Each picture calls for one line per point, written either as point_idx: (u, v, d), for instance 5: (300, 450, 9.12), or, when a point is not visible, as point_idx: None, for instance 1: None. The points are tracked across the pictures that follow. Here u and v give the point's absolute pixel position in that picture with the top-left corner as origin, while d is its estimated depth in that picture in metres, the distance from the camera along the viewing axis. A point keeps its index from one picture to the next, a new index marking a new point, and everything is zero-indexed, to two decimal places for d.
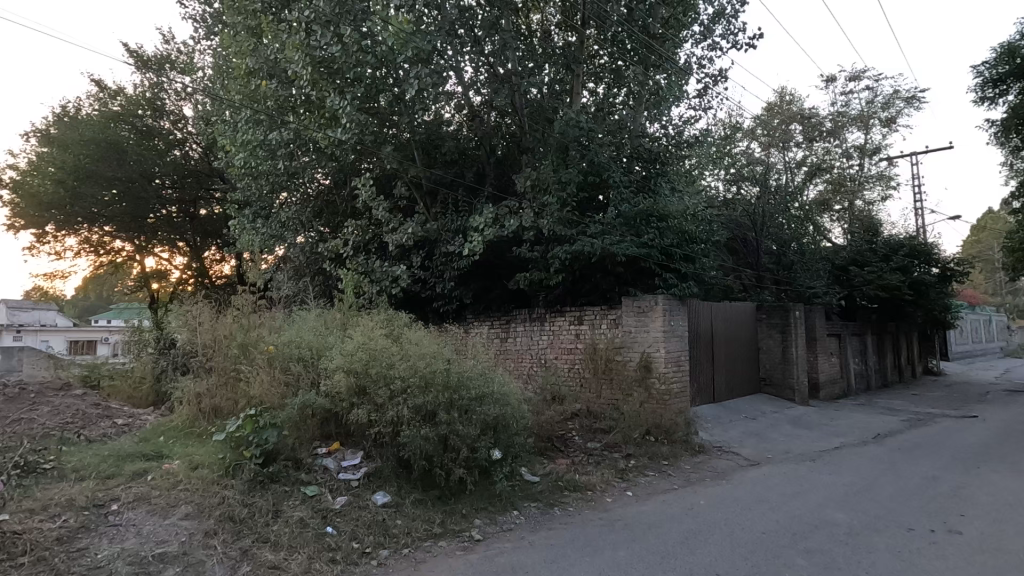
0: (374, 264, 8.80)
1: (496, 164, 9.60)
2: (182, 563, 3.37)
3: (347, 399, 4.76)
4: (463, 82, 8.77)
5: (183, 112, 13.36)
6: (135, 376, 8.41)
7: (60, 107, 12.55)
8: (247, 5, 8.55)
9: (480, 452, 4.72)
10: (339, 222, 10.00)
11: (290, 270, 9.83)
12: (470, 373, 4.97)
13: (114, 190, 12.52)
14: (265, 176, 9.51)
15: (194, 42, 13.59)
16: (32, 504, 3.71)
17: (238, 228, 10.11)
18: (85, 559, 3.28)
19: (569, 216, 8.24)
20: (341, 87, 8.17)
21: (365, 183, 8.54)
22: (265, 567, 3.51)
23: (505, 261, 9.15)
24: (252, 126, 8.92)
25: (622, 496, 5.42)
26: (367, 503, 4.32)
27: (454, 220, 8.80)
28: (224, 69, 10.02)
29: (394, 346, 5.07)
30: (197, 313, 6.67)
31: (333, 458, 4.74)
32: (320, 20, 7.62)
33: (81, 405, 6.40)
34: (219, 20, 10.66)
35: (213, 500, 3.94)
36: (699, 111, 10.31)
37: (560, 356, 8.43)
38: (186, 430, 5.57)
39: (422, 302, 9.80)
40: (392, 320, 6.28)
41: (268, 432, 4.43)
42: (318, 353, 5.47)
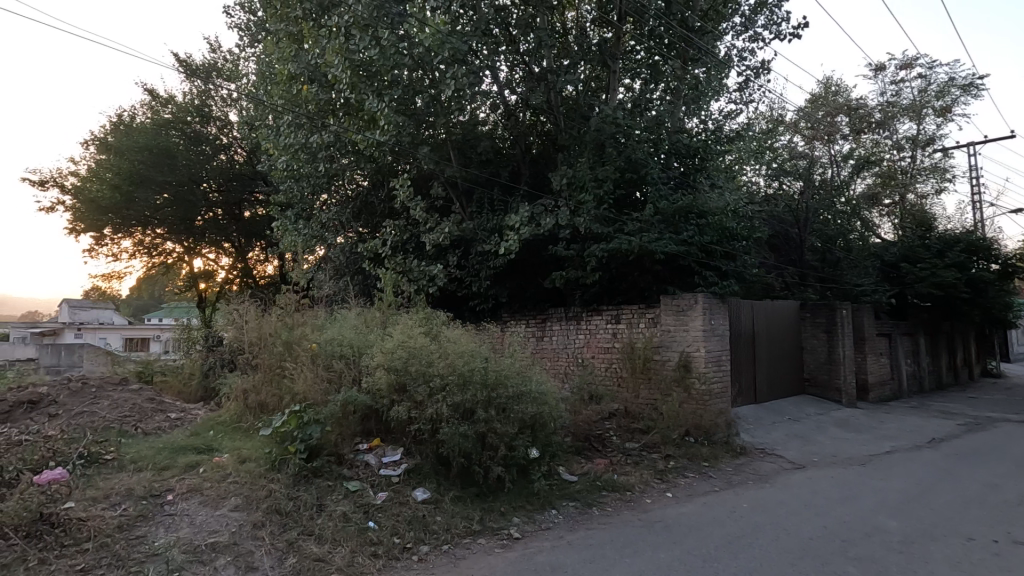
0: (412, 263, 8.91)
1: (532, 162, 9.60)
2: (233, 553, 3.49)
3: (387, 396, 4.84)
4: (499, 82, 8.82)
5: (228, 118, 13.84)
6: (186, 372, 8.78)
7: (116, 116, 13.18)
8: (289, 12, 8.78)
9: (518, 450, 4.74)
10: (377, 222, 10.17)
11: (330, 270, 10.05)
12: (508, 371, 4.98)
13: (165, 194, 13.08)
14: (306, 179, 9.76)
15: (238, 50, 14.05)
16: (95, 493, 3.91)
17: (281, 229, 10.42)
18: (144, 546, 3.43)
19: (605, 214, 8.15)
20: (379, 89, 8.24)
21: (403, 184, 8.64)
22: (310, 559, 3.60)
23: (541, 260, 9.13)
24: (294, 129, 9.15)
25: (662, 498, 5.34)
26: (408, 499, 4.38)
27: (490, 219, 8.83)
28: (267, 75, 10.33)
29: (433, 344, 5.12)
30: (243, 313, 6.90)
31: (374, 454, 4.81)
32: (359, 24, 7.83)
33: (137, 399, 6.71)
34: (263, 27, 11.00)
35: (261, 493, 4.07)
36: (741, 105, 10.07)
37: (597, 355, 8.37)
38: (235, 425, 5.79)
39: (458, 301, 9.87)
40: (431, 319, 6.34)
41: (312, 427, 4.56)
42: (359, 351, 5.57)
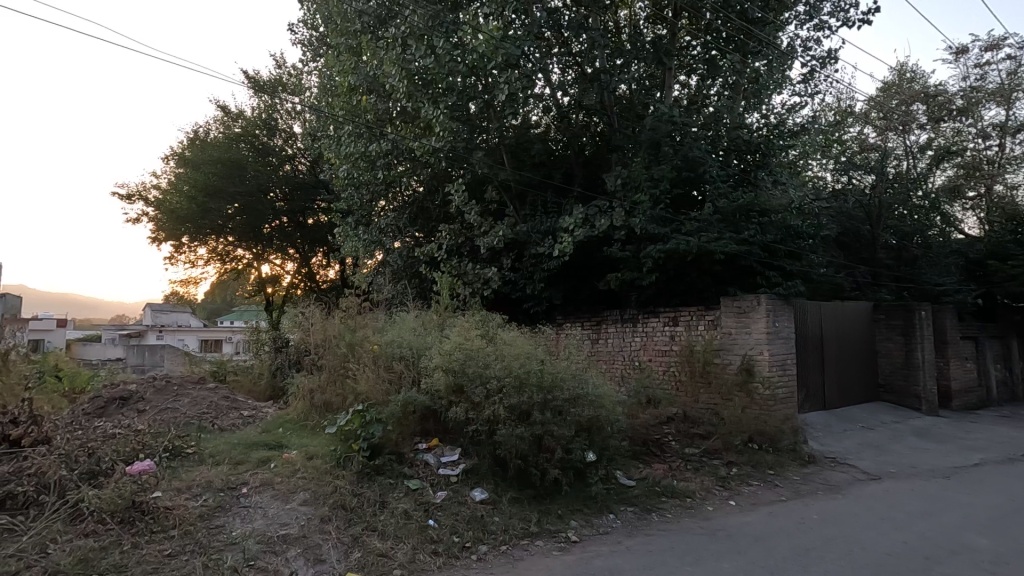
0: (467, 266, 9.01)
1: (585, 164, 9.54)
2: (302, 545, 3.65)
3: (446, 397, 4.93)
4: (551, 84, 8.81)
5: (293, 130, 14.52)
6: (256, 372, 9.28)
7: (192, 132, 14.10)
8: (349, 26, 9.07)
9: (575, 453, 4.73)
10: (433, 226, 10.38)
11: (389, 274, 10.35)
12: (564, 374, 4.96)
13: (236, 204, 13.88)
14: (366, 186, 10.09)
15: (302, 65, 14.73)
16: (179, 484, 4.21)
17: (342, 235, 10.83)
18: (222, 536, 3.63)
19: (662, 214, 7.99)
20: (435, 96, 8.41)
21: (458, 188, 8.77)
22: (374, 554, 3.71)
23: (595, 262, 9.06)
24: (354, 139, 9.51)
25: (724, 505, 5.17)
26: (466, 498, 4.45)
27: (543, 221, 8.84)
28: (329, 88, 10.78)
29: (490, 346, 5.17)
30: (309, 316, 7.23)
31: (433, 454, 4.92)
32: (414, 35, 8.14)
33: (213, 397, 7.15)
34: (324, 42, 11.49)
35: (327, 489, 4.25)
36: (805, 97, 9.62)
37: (654, 358, 8.22)
38: (302, 423, 6.08)
39: (512, 304, 9.90)
40: (487, 321, 6.40)
41: (374, 426, 4.69)
42: (418, 352, 5.71)
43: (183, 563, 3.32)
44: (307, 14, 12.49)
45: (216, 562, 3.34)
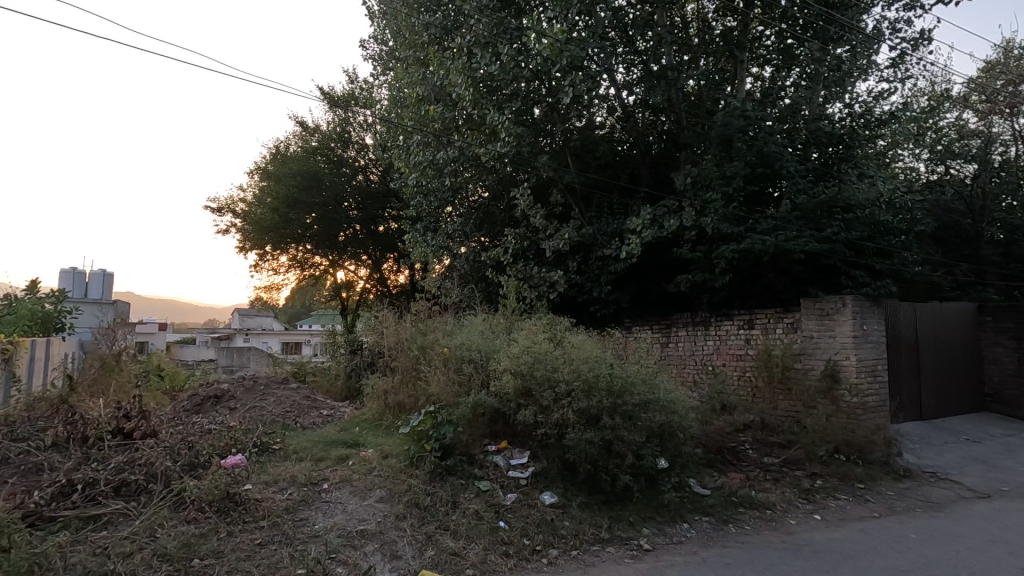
0: (533, 270, 8.99)
1: (652, 163, 9.34)
2: (379, 541, 3.78)
3: (515, 400, 4.96)
4: (615, 84, 8.68)
5: (364, 141, 15.13)
6: (333, 373, 9.75)
7: (274, 147, 15.02)
8: (417, 40, 9.51)
9: (646, 459, 4.62)
10: (498, 231, 10.47)
11: (456, 278, 10.54)
12: (634, 377, 4.87)
13: (313, 214, 14.66)
14: (434, 193, 10.35)
15: (372, 79, 15.34)
16: (267, 478, 4.49)
17: (412, 241, 11.17)
18: (305, 529, 3.83)
19: (735, 212, 7.67)
20: (500, 102, 8.49)
21: (523, 192, 8.82)
22: (447, 553, 3.79)
23: (664, 264, 8.83)
24: (423, 148, 9.81)
25: (808, 519, 4.88)
26: (536, 501, 4.46)
27: (610, 223, 8.72)
28: (398, 99, 11.16)
29: (558, 349, 5.16)
30: (382, 320, 7.51)
31: (502, 456, 4.97)
32: (480, 43, 8.35)
33: (296, 396, 7.59)
34: (393, 56, 11.93)
35: (401, 487, 4.39)
36: (895, 83, 8.96)
37: (729, 362, 7.90)
38: (377, 423, 6.33)
39: (578, 307, 9.80)
40: (554, 324, 6.39)
41: (445, 427, 4.82)
42: (486, 354, 5.79)
43: (272, 552, 3.51)
44: (377, 29, 12.99)
45: (301, 552, 3.51)
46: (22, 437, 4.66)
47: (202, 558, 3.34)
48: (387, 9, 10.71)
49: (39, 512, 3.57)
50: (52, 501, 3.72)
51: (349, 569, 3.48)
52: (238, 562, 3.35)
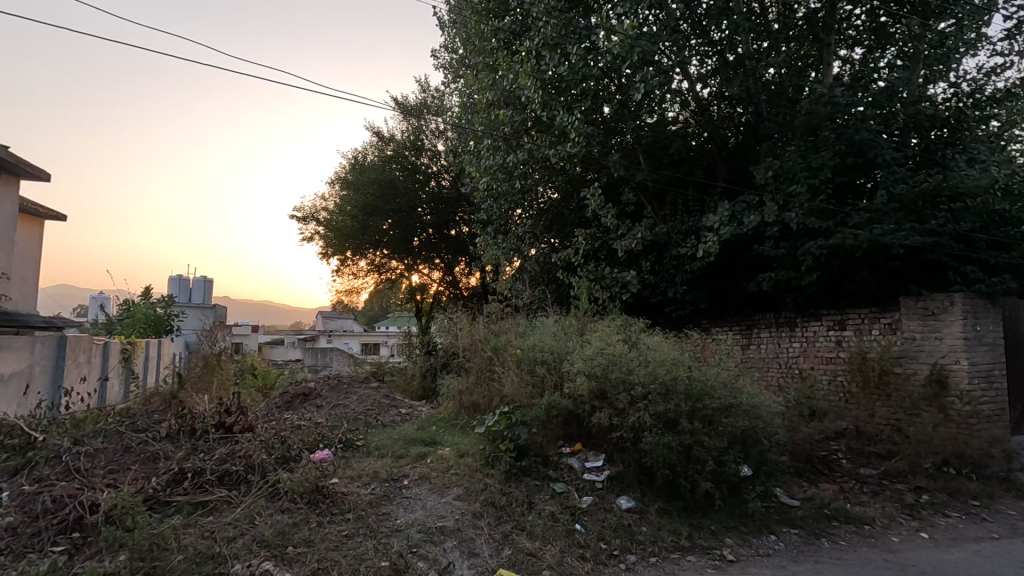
0: (605, 270, 8.84)
1: (730, 157, 8.95)
2: (457, 538, 3.85)
3: (589, 402, 4.90)
4: (689, 77, 8.43)
5: (437, 148, 15.53)
6: (410, 373, 10.11)
7: (353, 157, 15.76)
8: (487, 45, 9.63)
9: (728, 466, 4.43)
10: (569, 232, 10.37)
11: (527, 280, 10.59)
12: (715, 381, 4.69)
13: (389, 220, 15.27)
14: (504, 197, 10.45)
15: (444, 87, 15.73)
16: (352, 473, 4.71)
17: (483, 244, 11.36)
18: (388, 523, 3.97)
19: (823, 206, 7.18)
20: (570, 103, 8.45)
21: (594, 192, 8.72)
22: (523, 554, 3.79)
23: (744, 262, 8.42)
24: (493, 152, 9.94)
25: (913, 537, 4.49)
26: (612, 505, 4.39)
27: (685, 221, 8.44)
28: (469, 105, 11.38)
29: (633, 352, 5.06)
30: (457, 323, 7.68)
31: (577, 458, 4.94)
32: (548, 45, 8.32)
33: (376, 396, 7.92)
34: (464, 64, 12.16)
35: (478, 486, 4.48)
36: (1010, 56, 8.06)
37: (818, 366, 7.43)
38: (453, 422, 6.50)
39: (653, 308, 9.54)
40: (628, 326, 6.26)
41: (519, 428, 4.84)
42: (559, 356, 5.76)
43: (358, 544, 3.65)
44: (448, 38, 13.33)
45: (384, 546, 3.63)
46: (140, 428, 5.15)
47: (295, 546, 3.53)
48: (457, 18, 10.94)
49: (157, 496, 3.91)
50: (167, 487, 4.07)
51: (430, 564, 3.56)
52: (328, 551, 3.50)
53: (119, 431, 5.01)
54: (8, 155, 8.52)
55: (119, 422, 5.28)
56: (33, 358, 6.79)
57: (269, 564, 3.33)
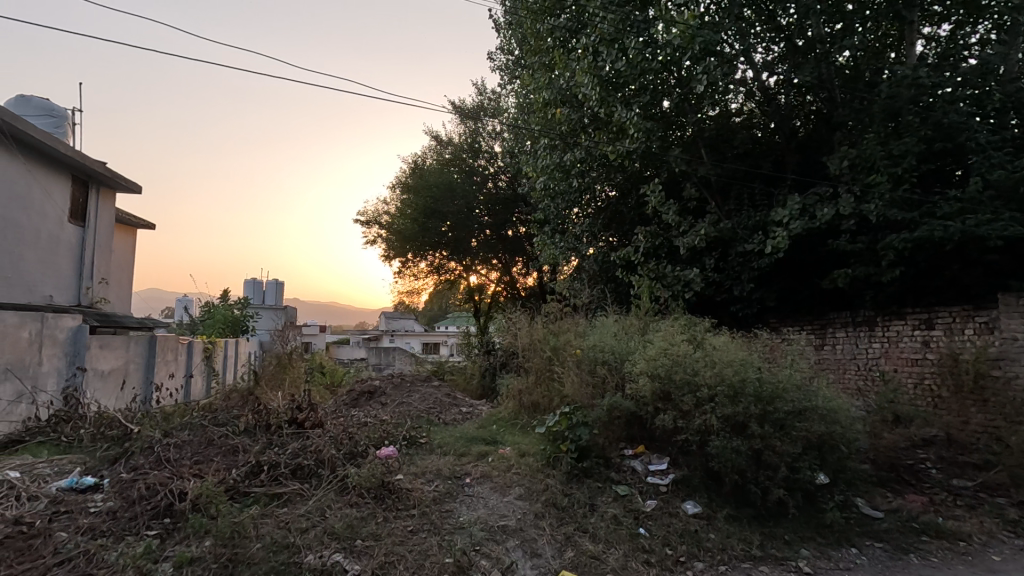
0: (666, 268, 8.61)
1: (800, 148, 8.52)
2: (520, 537, 3.85)
3: (652, 404, 4.78)
4: (754, 66, 8.08)
5: (493, 149, 15.56)
6: (469, 373, 10.25)
7: (413, 162, 16.14)
8: (542, 45, 9.59)
9: (802, 473, 4.20)
10: (628, 230, 10.18)
11: (586, 279, 10.49)
12: (787, 383, 4.47)
13: (448, 222, 15.51)
14: (562, 196, 10.38)
15: (500, 88, 15.79)
16: (416, 470, 4.82)
17: (541, 244, 11.34)
18: (452, 520, 4.02)
19: (906, 196, 6.68)
20: (628, 98, 8.30)
21: (654, 189, 8.51)
22: (586, 556, 3.73)
23: (818, 258, 7.98)
24: (550, 151, 9.89)
25: (1018, 558, 4.08)
26: (678, 510, 4.26)
27: (751, 216, 8.06)
28: (525, 106, 11.38)
29: (699, 352, 4.90)
30: (516, 323, 7.71)
31: (640, 461, 4.83)
32: (605, 40, 8.18)
33: (438, 395, 8.07)
34: (521, 64, 12.16)
35: (540, 486, 4.47)
36: None
37: (902, 368, 6.93)
38: (513, 422, 6.53)
39: (718, 306, 9.17)
40: (693, 326, 6.05)
41: (581, 429, 4.80)
42: (621, 356, 5.64)
43: (423, 540, 3.71)
44: (505, 40, 13.37)
45: (448, 543, 3.67)
46: (221, 422, 5.47)
47: (363, 539, 3.64)
48: (513, 19, 10.95)
49: (237, 487, 4.13)
50: (246, 478, 4.29)
51: (492, 562, 3.57)
52: (394, 546, 3.58)
53: (203, 424, 5.35)
54: (106, 171, 9.29)
55: (203, 416, 5.63)
56: (129, 356, 7.38)
57: (339, 556, 3.42)
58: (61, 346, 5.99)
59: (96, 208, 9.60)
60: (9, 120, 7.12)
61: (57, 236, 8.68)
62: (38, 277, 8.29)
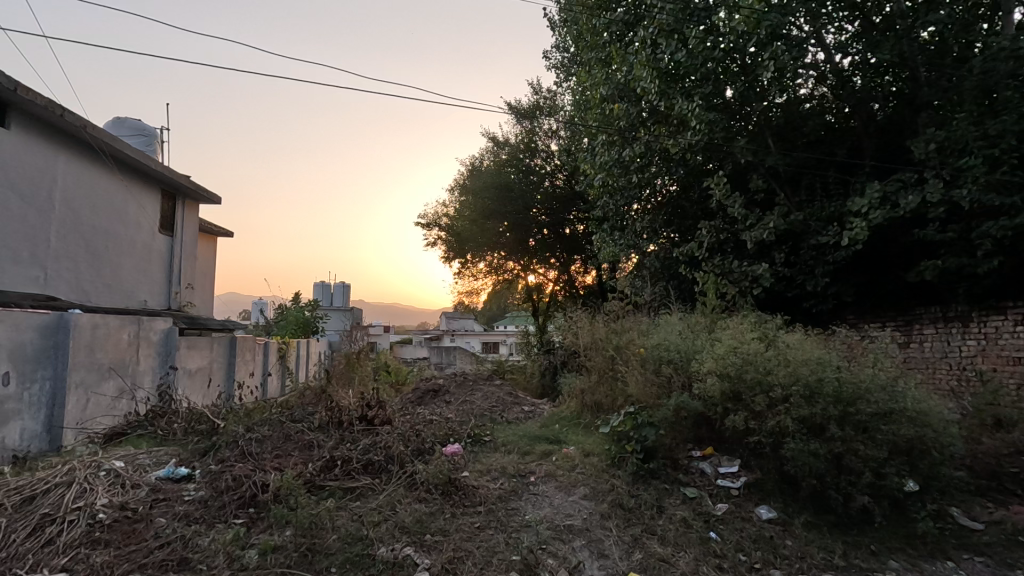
0: (732, 264, 8.26)
1: (878, 132, 7.98)
2: (586, 538, 3.82)
3: (721, 404, 4.63)
4: (825, 48, 7.65)
5: (550, 147, 15.46)
6: (529, 371, 10.30)
7: (471, 163, 16.37)
8: (598, 40, 9.46)
9: (889, 479, 3.93)
10: (690, 225, 9.88)
11: (647, 276, 10.27)
12: (869, 384, 4.21)
13: (506, 222, 15.60)
14: (620, 192, 10.21)
15: (556, 86, 15.68)
16: (481, 467, 4.90)
17: (600, 241, 11.22)
18: (518, 518, 4.05)
19: (1006, 179, 6.11)
20: (689, 89, 8.05)
21: (718, 181, 8.19)
22: (655, 558, 3.63)
23: (901, 248, 7.45)
24: (608, 148, 9.75)
25: None
26: (751, 515, 4.09)
27: (825, 206, 7.61)
28: (582, 102, 11.25)
29: (771, 351, 4.69)
30: (577, 322, 7.66)
31: (709, 463, 4.71)
32: (664, 31, 7.96)
33: (499, 393, 8.14)
34: (577, 61, 12.02)
35: (605, 487, 4.43)
36: None
37: (1001, 367, 6.36)
38: (576, 422, 6.51)
39: (789, 302, 8.69)
40: (763, 323, 5.78)
41: (646, 429, 4.69)
42: (687, 355, 5.48)
43: (490, 537, 3.76)
44: (560, 37, 13.26)
45: (516, 541, 3.70)
46: (297, 418, 5.77)
47: (432, 534, 3.72)
48: (568, 15, 10.84)
49: (313, 480, 4.33)
50: (321, 472, 4.49)
51: (560, 561, 3.54)
52: (463, 542, 3.65)
53: (280, 420, 5.64)
54: (191, 184, 10.01)
55: (280, 413, 5.94)
56: (213, 355, 7.90)
57: (410, 549, 3.51)
58: (154, 346, 6.45)
59: (182, 219, 10.34)
60: (109, 141, 7.80)
61: (149, 245, 9.42)
62: (134, 284, 9.02)
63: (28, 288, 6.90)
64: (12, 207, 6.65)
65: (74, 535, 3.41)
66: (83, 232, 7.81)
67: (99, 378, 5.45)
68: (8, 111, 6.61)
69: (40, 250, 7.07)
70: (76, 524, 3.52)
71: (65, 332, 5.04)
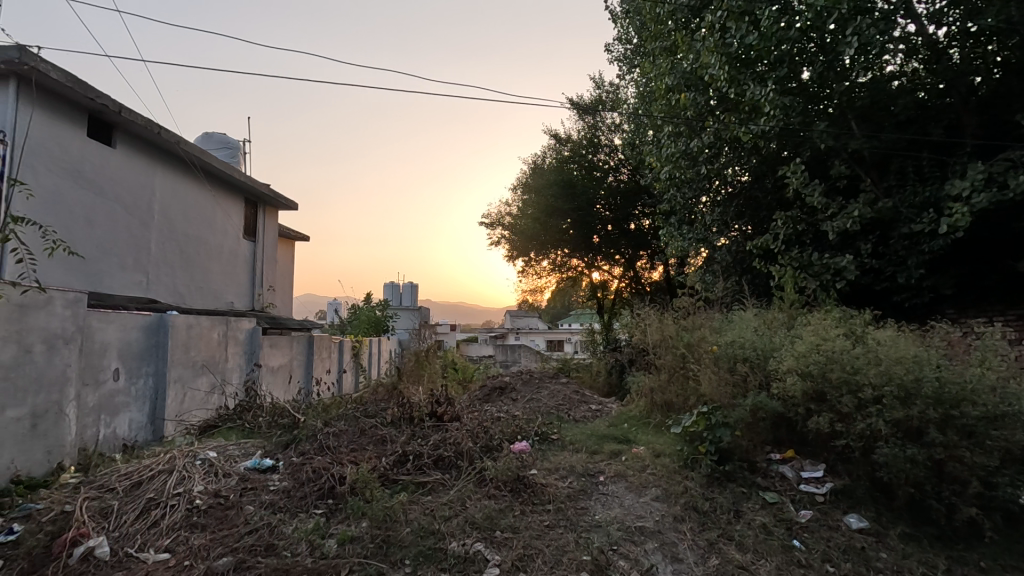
0: (811, 255, 7.75)
1: (981, 108, 7.24)
2: (659, 540, 3.72)
3: (803, 405, 4.35)
4: (915, 18, 7.03)
5: (613, 142, 15.11)
6: (595, 370, 10.18)
7: (534, 162, 16.34)
8: (663, 29, 9.16)
9: (1001, 490, 3.57)
10: (765, 217, 9.40)
11: (718, 271, 9.87)
12: (976, 385, 3.81)
13: (568, 220, 15.58)
14: (688, 184, 9.86)
15: (618, 79, 15.32)
16: (549, 465, 4.88)
17: (667, 236, 10.91)
18: (587, 518, 4.00)
19: None
20: (762, 73, 7.65)
21: (795, 169, 7.72)
22: (733, 565, 3.45)
23: (1010, 235, 6.75)
24: (675, 139, 9.43)
25: None
26: (839, 524, 3.84)
27: (919, 191, 6.99)
28: (646, 93, 10.93)
29: (859, 348, 4.35)
30: (645, 319, 7.47)
31: (791, 467, 4.47)
32: (734, 14, 7.60)
33: (565, 391, 8.11)
34: (640, 51, 11.68)
35: (678, 489, 4.30)
36: None
37: None
38: (646, 421, 6.37)
39: (877, 295, 8.09)
40: (849, 319, 5.39)
41: (720, 431, 4.60)
42: (764, 353, 5.20)
43: (560, 536, 3.73)
44: (623, 28, 12.90)
45: (586, 540, 3.65)
46: (371, 414, 5.98)
47: (501, 530, 3.73)
48: (631, 6, 10.56)
49: (387, 474, 4.46)
50: (394, 466, 4.63)
51: (631, 563, 3.45)
52: (532, 540, 3.64)
53: (355, 415, 5.88)
54: (270, 192, 10.62)
55: (355, 408, 6.19)
56: (292, 354, 8.35)
57: (480, 545, 3.54)
58: (241, 344, 6.92)
59: (263, 225, 11.00)
60: (198, 155, 8.42)
61: (235, 251, 10.08)
62: (222, 286, 9.69)
63: (132, 291, 7.55)
64: (119, 218, 7.30)
65: (174, 519, 3.70)
66: (178, 240, 8.47)
67: (194, 375, 5.91)
68: (113, 132, 7.26)
69: (142, 256, 7.72)
70: (177, 508, 3.83)
71: (165, 331, 5.50)
